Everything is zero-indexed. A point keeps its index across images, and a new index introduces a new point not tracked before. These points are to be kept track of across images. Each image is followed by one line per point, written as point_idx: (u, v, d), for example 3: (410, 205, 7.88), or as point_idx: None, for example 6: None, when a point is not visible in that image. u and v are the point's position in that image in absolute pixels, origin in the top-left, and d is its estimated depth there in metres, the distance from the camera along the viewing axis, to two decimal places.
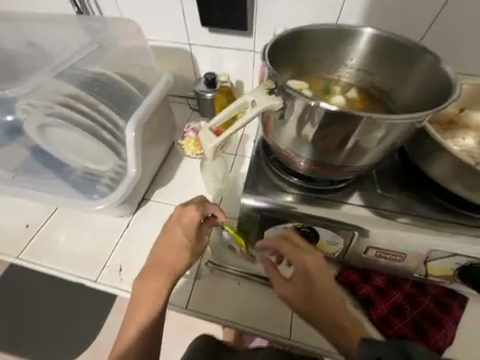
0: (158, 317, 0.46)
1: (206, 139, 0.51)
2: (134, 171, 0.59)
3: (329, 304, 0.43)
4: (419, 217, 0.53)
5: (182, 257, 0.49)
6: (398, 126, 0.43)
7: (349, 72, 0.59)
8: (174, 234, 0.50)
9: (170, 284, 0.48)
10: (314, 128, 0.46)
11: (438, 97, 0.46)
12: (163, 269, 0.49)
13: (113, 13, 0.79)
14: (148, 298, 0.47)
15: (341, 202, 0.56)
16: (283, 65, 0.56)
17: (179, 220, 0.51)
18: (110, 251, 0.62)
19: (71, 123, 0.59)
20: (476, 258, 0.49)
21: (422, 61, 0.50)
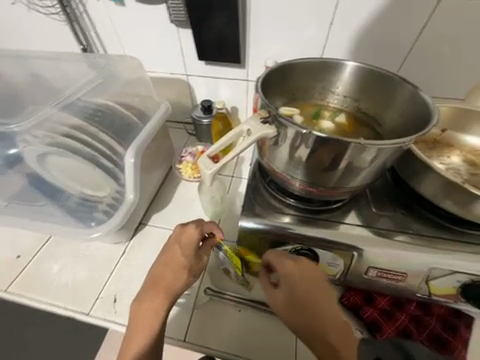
0: (154, 344, 0.45)
1: (204, 167, 0.49)
2: (132, 196, 0.60)
3: (318, 315, 0.41)
4: (415, 234, 0.54)
5: (181, 277, 0.50)
6: (385, 150, 0.43)
7: (336, 99, 0.64)
8: (173, 254, 0.51)
9: (167, 307, 0.47)
10: (307, 151, 0.46)
11: (420, 122, 0.50)
12: (161, 291, 0.48)
13: (116, 50, 0.85)
14: (145, 322, 0.46)
15: (338, 222, 0.56)
16: (276, 95, 0.60)
17: (178, 240, 0.51)
18: (107, 279, 0.62)
19: (70, 152, 0.61)
20: (477, 275, 0.49)
21: (403, 89, 0.54)
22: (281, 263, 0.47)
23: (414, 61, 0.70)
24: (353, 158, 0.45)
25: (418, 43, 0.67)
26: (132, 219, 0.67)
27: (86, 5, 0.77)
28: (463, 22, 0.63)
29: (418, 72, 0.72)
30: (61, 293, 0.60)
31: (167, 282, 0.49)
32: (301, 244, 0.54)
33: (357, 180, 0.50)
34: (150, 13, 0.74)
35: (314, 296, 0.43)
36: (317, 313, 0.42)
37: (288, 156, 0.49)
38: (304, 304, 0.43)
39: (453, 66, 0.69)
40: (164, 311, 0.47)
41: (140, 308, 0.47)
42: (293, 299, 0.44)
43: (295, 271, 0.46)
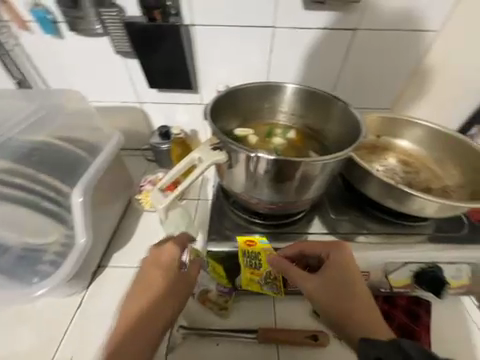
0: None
1: (156, 199, 0.48)
2: (83, 240, 0.55)
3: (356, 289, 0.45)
4: (370, 234, 0.58)
5: (164, 296, 0.47)
6: (327, 164, 0.48)
7: (284, 117, 0.69)
8: (153, 273, 0.48)
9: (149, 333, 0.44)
10: (261, 171, 0.48)
11: (354, 135, 0.57)
12: (144, 314, 0.45)
13: (61, 86, 0.80)
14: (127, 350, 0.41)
15: (302, 233, 0.59)
16: (228, 118, 0.65)
17: (156, 258, 0.50)
18: (61, 340, 0.54)
19: (3, 200, 0.53)
20: (424, 262, 0.54)
21: (337, 106, 0.61)
22: (330, 252, 0.48)
23: (346, 80, 0.78)
24: (303, 173, 0.48)
25: (346, 64, 0.75)
26: (86, 264, 0.60)
27: (18, 39, 0.72)
28: (379, 46, 0.72)
29: (352, 89, 0.80)
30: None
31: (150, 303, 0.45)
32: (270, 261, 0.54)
33: (311, 191, 0.53)
34: (92, 45, 0.72)
35: (351, 274, 0.46)
36: (354, 305, 0.43)
37: (244, 177, 0.50)
38: (348, 294, 0.44)
39: (379, 82, 0.79)
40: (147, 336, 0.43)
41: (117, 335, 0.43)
42: (338, 287, 0.45)
43: (332, 249, 0.49)
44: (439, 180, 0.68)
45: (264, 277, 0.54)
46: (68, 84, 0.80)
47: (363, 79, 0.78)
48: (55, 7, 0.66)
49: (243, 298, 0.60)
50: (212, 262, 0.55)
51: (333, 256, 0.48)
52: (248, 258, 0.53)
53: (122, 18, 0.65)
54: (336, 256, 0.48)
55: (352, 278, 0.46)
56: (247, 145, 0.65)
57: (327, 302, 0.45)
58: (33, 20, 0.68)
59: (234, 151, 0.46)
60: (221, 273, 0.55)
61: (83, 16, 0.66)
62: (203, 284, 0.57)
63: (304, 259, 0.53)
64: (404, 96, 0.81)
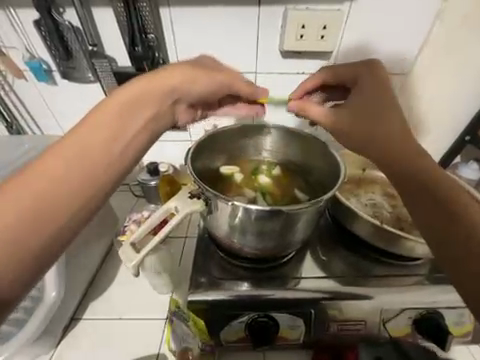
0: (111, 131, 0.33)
1: (127, 257, 0.46)
2: (54, 294, 0.51)
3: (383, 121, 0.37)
4: (363, 276, 0.55)
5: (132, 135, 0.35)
6: (307, 210, 0.47)
7: (268, 154, 0.70)
8: (143, 83, 0.37)
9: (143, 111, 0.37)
10: (239, 219, 0.47)
11: (335, 174, 0.57)
12: (91, 140, 0.32)
13: (54, 129, 0.83)
14: (60, 171, 0.29)
15: (291, 276, 0.55)
16: (212, 156, 0.66)
17: (123, 98, 0.35)
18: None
19: None
20: (423, 308, 0.50)
21: (316, 144, 0.63)
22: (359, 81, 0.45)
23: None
24: (284, 219, 0.46)
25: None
26: (56, 319, 0.55)
27: (12, 86, 0.75)
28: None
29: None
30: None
31: (105, 137, 0.32)
32: (258, 311, 0.50)
33: (297, 234, 0.51)
34: (84, 91, 0.76)
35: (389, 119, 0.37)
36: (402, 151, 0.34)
37: (225, 223, 0.49)
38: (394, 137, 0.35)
39: None
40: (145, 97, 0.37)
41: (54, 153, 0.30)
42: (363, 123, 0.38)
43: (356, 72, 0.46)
44: None
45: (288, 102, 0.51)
46: (61, 127, 0.82)
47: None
48: (49, 58, 0.70)
49: (230, 354, 0.54)
50: (192, 314, 0.50)
51: (363, 80, 0.44)
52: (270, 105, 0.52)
53: (113, 67, 0.69)
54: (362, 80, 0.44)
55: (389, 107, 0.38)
56: (232, 184, 0.66)
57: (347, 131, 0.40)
58: (27, 69, 0.71)
59: (212, 199, 0.46)
60: (202, 328, 0.50)
61: (75, 66, 0.70)
62: (184, 341, 0.52)
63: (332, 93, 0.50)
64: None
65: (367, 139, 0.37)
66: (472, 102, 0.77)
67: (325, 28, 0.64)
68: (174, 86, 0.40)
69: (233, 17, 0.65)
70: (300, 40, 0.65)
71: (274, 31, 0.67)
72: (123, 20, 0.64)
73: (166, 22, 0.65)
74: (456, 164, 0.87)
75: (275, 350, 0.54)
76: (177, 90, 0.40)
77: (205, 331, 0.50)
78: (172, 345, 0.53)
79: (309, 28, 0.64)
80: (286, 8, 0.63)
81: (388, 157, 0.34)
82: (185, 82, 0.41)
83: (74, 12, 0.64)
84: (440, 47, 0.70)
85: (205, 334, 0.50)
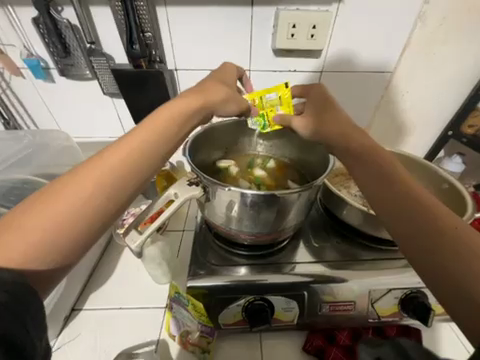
0: (152, 144, 0.38)
1: (131, 238, 0.48)
2: None
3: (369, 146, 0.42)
4: (355, 262, 0.58)
5: (157, 149, 0.38)
6: (302, 194, 0.50)
7: (263, 149, 0.75)
8: (176, 102, 0.43)
9: (176, 124, 0.41)
10: (239, 204, 0.49)
11: (324, 165, 0.61)
12: (133, 148, 0.36)
13: (52, 126, 0.85)
14: (98, 173, 0.33)
15: (285, 262, 0.58)
16: (209, 150, 0.69)
17: (169, 109, 0.42)
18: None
19: None
20: (408, 288, 0.54)
21: None
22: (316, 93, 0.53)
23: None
24: (281, 205, 0.49)
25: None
26: (58, 308, 0.56)
27: (9, 83, 0.75)
28: (346, 84, 0.79)
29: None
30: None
31: (146, 144, 0.37)
32: (254, 295, 0.53)
33: (290, 220, 0.54)
34: (81, 88, 0.77)
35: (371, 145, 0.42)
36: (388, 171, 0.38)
37: (224, 209, 0.51)
38: (377, 160, 0.40)
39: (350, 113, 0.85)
40: (182, 112, 0.42)
41: (102, 158, 0.34)
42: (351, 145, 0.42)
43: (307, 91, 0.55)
44: None
45: (270, 100, 0.55)
46: (58, 124, 0.84)
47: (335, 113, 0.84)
48: (46, 56, 0.71)
49: (228, 337, 0.56)
50: (191, 297, 0.52)
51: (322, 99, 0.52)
52: (269, 102, 0.55)
53: (111, 65, 0.72)
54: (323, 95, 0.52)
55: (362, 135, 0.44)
56: (228, 176, 0.68)
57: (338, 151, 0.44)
58: (25, 67, 0.73)
59: (210, 186, 0.49)
60: (202, 310, 0.52)
61: (73, 63, 0.72)
62: (184, 325, 0.53)
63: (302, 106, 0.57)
64: (374, 125, 0.89)
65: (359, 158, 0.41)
66: (454, 98, 0.82)
67: (314, 27, 0.67)
68: (211, 104, 0.47)
69: (227, 17, 0.68)
70: (291, 39, 0.68)
71: (267, 30, 0.70)
72: (120, 17, 0.65)
73: (162, 19, 0.67)
74: (440, 158, 0.92)
75: (271, 333, 0.57)
76: (215, 108, 0.48)
77: (204, 312, 0.52)
78: (172, 331, 0.55)
79: (300, 28, 0.67)
80: (278, 9, 0.66)
81: (368, 159, 0.40)
82: (207, 95, 0.47)
83: (72, 10, 0.65)
84: (424, 45, 0.73)
85: (204, 315, 0.52)
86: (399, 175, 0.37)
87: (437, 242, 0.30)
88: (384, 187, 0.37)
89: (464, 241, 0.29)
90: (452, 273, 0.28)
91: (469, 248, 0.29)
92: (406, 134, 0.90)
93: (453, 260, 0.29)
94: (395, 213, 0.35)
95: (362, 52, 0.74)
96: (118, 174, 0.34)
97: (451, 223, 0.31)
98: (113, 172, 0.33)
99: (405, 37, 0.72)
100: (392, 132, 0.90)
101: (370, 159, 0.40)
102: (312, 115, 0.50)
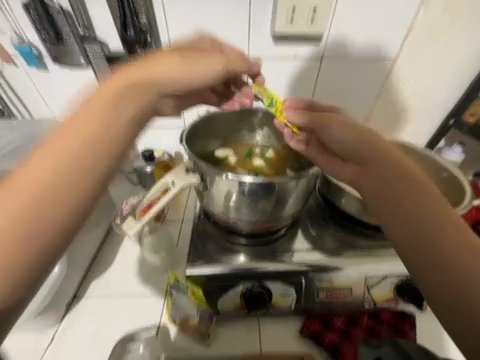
0: (93, 137, 0.29)
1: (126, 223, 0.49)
2: (57, 269, 0.54)
3: (383, 150, 0.35)
4: (352, 249, 0.59)
5: (101, 143, 0.29)
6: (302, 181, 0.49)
7: (261, 139, 0.74)
8: (113, 80, 0.32)
9: (117, 106, 0.31)
10: (238, 192, 0.49)
11: None
12: (68, 147, 0.28)
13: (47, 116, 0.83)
14: (28, 183, 0.27)
15: (283, 250, 0.59)
16: (207, 140, 0.69)
17: (107, 89, 0.31)
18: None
19: None
20: (404, 275, 0.55)
21: None
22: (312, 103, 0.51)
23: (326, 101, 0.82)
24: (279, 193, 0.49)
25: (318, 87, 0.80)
26: (60, 295, 0.57)
27: (2, 71, 0.74)
28: (347, 72, 0.77)
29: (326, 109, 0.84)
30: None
31: (86, 140, 0.29)
32: (252, 282, 0.54)
33: (288, 208, 0.54)
34: (75, 76, 0.75)
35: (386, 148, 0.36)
36: (404, 177, 0.34)
37: (222, 198, 0.51)
38: (393, 164, 0.35)
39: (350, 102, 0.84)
40: (119, 91, 0.31)
41: (32, 163, 0.28)
42: (366, 148, 0.35)
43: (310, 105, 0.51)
44: None
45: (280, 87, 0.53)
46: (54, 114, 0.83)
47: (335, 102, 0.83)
48: (38, 42, 0.69)
49: (227, 322, 0.58)
50: (190, 284, 0.53)
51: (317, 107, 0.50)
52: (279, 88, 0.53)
53: (105, 52, 0.70)
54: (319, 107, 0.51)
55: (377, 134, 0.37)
56: (226, 166, 0.68)
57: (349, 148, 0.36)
58: (16, 54, 0.71)
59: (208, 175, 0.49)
60: (201, 297, 0.53)
61: (66, 50, 0.70)
62: (184, 311, 0.54)
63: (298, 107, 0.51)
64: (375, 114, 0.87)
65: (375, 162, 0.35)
66: (457, 85, 0.80)
67: (315, 11, 0.65)
68: (156, 79, 0.34)
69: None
70: (291, 23, 0.66)
71: (265, 14, 0.67)
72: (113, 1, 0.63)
73: (157, 3, 0.65)
74: (440, 147, 0.91)
75: (269, 318, 0.58)
76: (170, 85, 0.35)
77: (203, 300, 0.53)
78: (172, 316, 0.56)
79: (300, 12, 0.65)
80: None
81: (383, 165, 0.35)
82: (151, 70, 0.34)
83: None
84: (427, 29, 0.71)
85: (203, 301, 0.53)
86: (412, 183, 0.34)
87: (452, 261, 0.30)
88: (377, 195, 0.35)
89: (464, 242, 0.31)
90: (460, 293, 0.29)
91: (476, 266, 0.29)
92: (407, 123, 0.89)
93: (451, 268, 0.30)
94: (407, 225, 0.33)
95: (363, 38, 0.72)
96: (57, 181, 0.27)
97: (460, 237, 0.31)
98: (51, 179, 0.27)
99: (408, 21, 0.70)
100: (393, 121, 0.88)
101: (378, 163, 0.35)
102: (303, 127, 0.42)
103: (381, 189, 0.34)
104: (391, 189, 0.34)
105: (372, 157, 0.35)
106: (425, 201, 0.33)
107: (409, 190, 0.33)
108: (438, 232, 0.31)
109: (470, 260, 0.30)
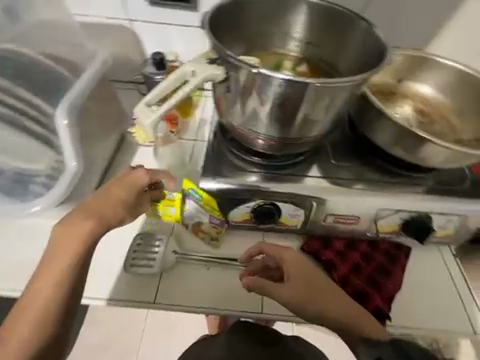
0: (58, 284, 0.41)
1: (143, 115, 0.46)
2: (74, 164, 0.53)
3: (302, 266, 0.51)
4: (367, 181, 0.57)
5: (57, 280, 0.41)
6: (342, 91, 0.45)
7: (296, 47, 0.60)
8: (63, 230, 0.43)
9: (51, 285, 0.41)
10: (268, 99, 0.46)
11: (371, 60, 0.52)
12: (35, 303, 0.40)
13: None
14: (31, 307, 0.40)
15: (299, 175, 0.57)
16: (231, 40, 0.57)
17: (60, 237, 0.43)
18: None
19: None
20: (415, 211, 0.55)
21: (358, 29, 0.54)
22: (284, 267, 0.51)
23: (369, 13, 0.69)
24: (310, 105, 0.46)
25: None
26: (80, 188, 0.59)
27: None
28: None
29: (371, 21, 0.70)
30: (2, 276, 0.53)
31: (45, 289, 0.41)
32: (264, 199, 0.55)
33: (315, 128, 0.50)
34: None
35: (298, 260, 0.51)
36: (320, 286, 0.50)
37: (249, 107, 0.48)
38: (312, 277, 0.50)
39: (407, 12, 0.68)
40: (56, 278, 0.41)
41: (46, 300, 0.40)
42: (302, 277, 0.50)
43: (293, 267, 0.51)
44: (454, 133, 0.63)
45: None
46: None
47: (381, 14, 0.69)
48: None
49: (235, 233, 0.62)
50: (204, 194, 0.55)
51: (287, 264, 0.51)
52: None
53: None
54: (291, 277, 0.50)
55: (292, 257, 0.51)
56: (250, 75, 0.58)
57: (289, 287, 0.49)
58: None
59: (236, 73, 0.44)
60: (214, 206, 0.56)
61: None
62: (196, 216, 0.57)
63: (271, 266, 0.54)
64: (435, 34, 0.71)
65: (304, 278, 0.50)
66: None
67: None
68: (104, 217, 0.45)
69: None
70: None
71: None
72: None
73: None
74: None
75: (274, 235, 0.62)
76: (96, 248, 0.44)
77: (214, 207, 0.56)
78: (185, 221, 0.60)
79: None
80: None
81: (310, 279, 0.50)
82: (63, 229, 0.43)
83: None
84: None
85: (215, 209, 0.56)
86: (325, 289, 0.50)
87: (338, 320, 0.48)
88: (306, 306, 0.49)
89: (354, 309, 0.49)
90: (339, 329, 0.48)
91: (355, 317, 0.48)
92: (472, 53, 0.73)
93: (338, 322, 0.48)
94: (317, 312, 0.48)
95: None
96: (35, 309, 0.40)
97: (346, 311, 0.48)
98: (35, 315, 0.40)
99: None
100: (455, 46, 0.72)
101: (307, 276, 0.50)
102: (259, 262, 0.54)
103: (302, 300, 0.49)
104: (317, 287, 0.49)
105: (306, 281, 0.50)
106: (327, 291, 0.49)
107: (325, 292, 0.49)
108: (334, 305, 0.49)
109: (353, 313, 0.48)
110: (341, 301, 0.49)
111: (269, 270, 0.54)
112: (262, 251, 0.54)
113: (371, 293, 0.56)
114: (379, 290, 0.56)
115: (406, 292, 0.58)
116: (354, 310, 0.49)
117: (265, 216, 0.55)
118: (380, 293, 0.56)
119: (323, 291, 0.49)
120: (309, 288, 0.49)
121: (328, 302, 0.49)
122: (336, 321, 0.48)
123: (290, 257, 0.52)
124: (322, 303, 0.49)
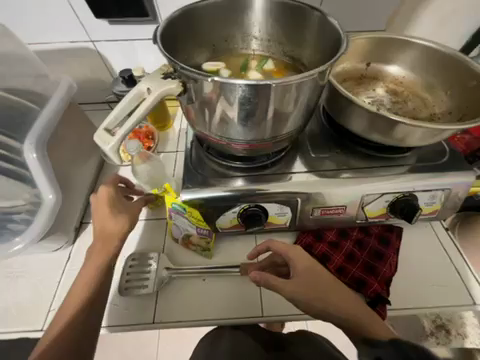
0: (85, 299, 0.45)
1: (104, 140, 0.45)
2: (51, 196, 0.53)
3: (310, 261, 0.50)
4: (349, 170, 0.57)
5: (81, 294, 0.45)
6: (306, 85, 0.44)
7: (258, 46, 0.62)
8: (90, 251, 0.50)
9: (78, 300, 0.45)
10: (234, 104, 0.45)
11: (332, 49, 0.51)
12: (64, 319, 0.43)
13: None
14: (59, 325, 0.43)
15: (281, 174, 0.57)
16: (194, 48, 0.58)
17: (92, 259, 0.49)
18: (48, 294, 0.54)
19: None
20: (400, 192, 0.55)
21: (313, 18, 0.52)
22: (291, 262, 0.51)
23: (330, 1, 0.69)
24: (278, 104, 0.45)
25: None
26: (63, 218, 0.58)
27: None
28: None
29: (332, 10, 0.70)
30: None
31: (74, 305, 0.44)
32: (248, 203, 0.54)
33: (288, 125, 0.50)
34: None
35: (305, 256, 0.51)
36: (327, 282, 0.49)
37: (218, 114, 0.47)
38: (318, 273, 0.49)
39: None
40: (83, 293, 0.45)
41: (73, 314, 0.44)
42: (309, 273, 0.49)
43: (301, 263, 0.50)
44: (427, 109, 0.63)
45: None
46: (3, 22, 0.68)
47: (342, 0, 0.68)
48: None
49: (227, 239, 0.62)
50: (188, 206, 0.54)
51: (294, 259, 0.51)
52: None
53: None
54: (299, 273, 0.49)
55: (300, 253, 0.51)
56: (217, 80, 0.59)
57: (295, 281, 0.48)
58: None
59: (196, 83, 0.43)
60: (199, 216, 0.55)
61: None
62: (185, 229, 0.57)
63: (278, 262, 0.55)
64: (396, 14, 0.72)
65: (311, 271, 0.49)
66: None
67: None
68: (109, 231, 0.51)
69: None
70: None
71: None
72: None
73: None
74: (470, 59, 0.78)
75: (266, 235, 0.62)
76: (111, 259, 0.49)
77: (200, 217, 0.55)
78: (175, 235, 0.60)
79: None
80: None
81: (317, 274, 0.49)
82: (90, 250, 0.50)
83: None
84: None
85: (200, 220, 0.55)
86: (332, 284, 0.49)
87: (347, 317, 0.46)
88: (313, 303, 0.47)
89: (363, 308, 0.47)
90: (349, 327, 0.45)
91: (365, 315, 0.46)
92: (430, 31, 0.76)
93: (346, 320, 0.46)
94: (325, 309, 0.47)
95: None
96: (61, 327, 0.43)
97: (355, 309, 0.47)
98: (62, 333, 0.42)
99: None
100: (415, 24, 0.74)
101: (314, 270, 0.50)
102: (267, 259, 0.56)
103: (308, 295, 0.47)
104: (323, 283, 0.48)
105: (314, 276, 0.49)
106: (333, 287, 0.49)
107: (332, 288, 0.48)
108: (341, 302, 0.47)
109: (362, 310, 0.47)
110: (348, 299, 0.48)
111: (277, 266, 0.56)
112: (269, 249, 0.54)
113: (369, 280, 0.55)
114: (377, 276, 0.56)
115: (403, 272, 0.58)
116: (364, 308, 0.47)
117: (251, 220, 0.54)
118: (378, 278, 0.56)
119: (330, 287, 0.49)
120: (313, 282, 0.48)
121: (335, 299, 0.47)
122: (344, 319, 0.46)
123: (298, 251, 0.51)
124: (329, 299, 0.47)
